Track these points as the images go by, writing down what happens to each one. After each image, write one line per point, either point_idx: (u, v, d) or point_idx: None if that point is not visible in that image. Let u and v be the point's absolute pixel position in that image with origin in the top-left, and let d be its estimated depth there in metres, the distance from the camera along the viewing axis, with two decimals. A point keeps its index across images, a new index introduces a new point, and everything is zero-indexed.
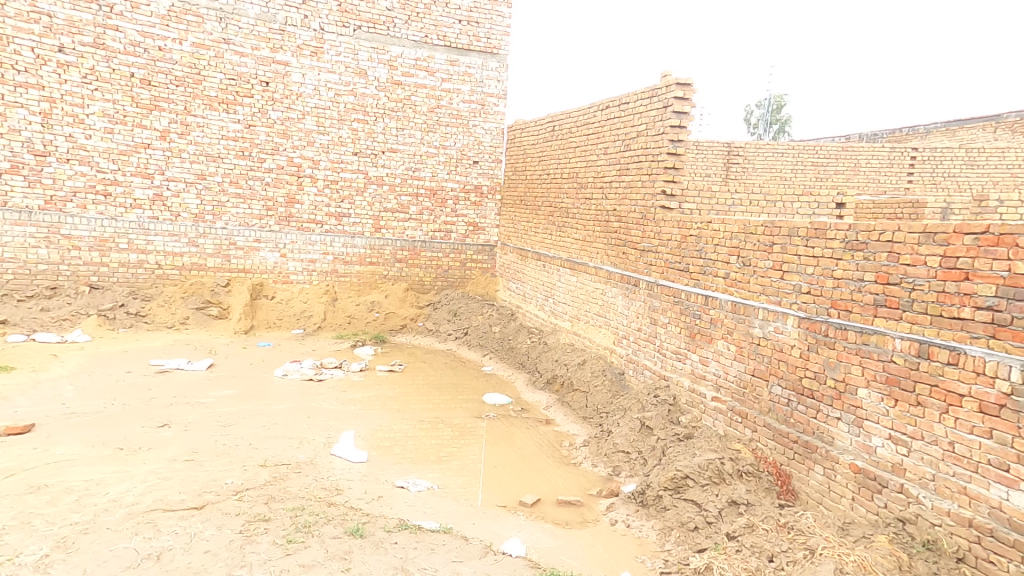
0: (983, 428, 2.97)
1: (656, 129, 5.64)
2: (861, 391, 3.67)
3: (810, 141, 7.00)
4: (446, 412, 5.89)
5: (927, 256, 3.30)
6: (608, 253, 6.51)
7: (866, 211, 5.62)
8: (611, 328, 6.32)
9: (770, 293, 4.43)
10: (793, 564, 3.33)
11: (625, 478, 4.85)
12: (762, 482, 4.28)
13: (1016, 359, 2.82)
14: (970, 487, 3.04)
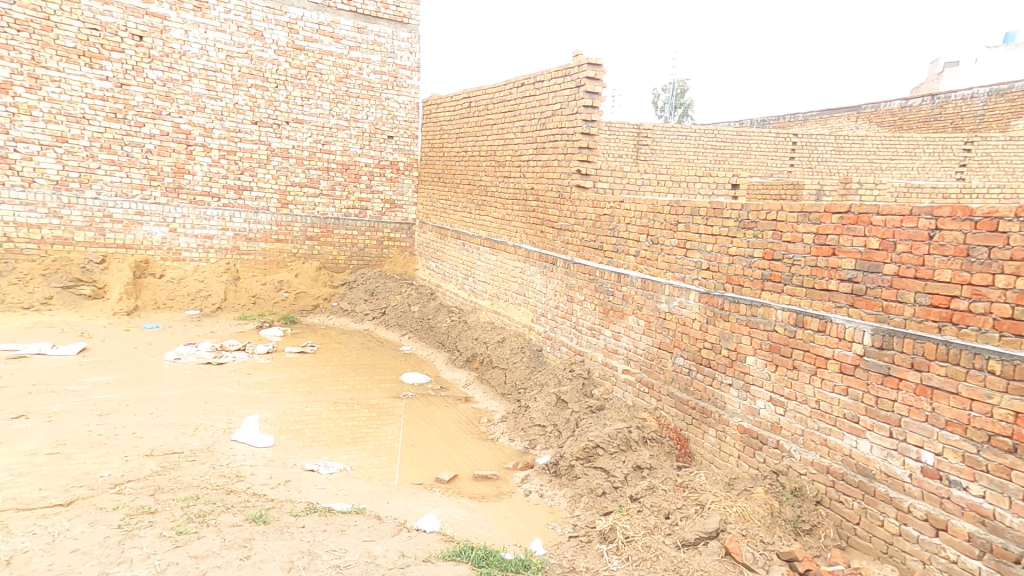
0: (841, 387, 3.40)
1: (571, 109, 5.70)
2: (749, 359, 4.01)
3: (711, 125, 7.39)
4: (361, 393, 5.76)
5: (804, 234, 3.63)
6: (526, 231, 6.54)
7: (758, 192, 6.07)
8: (530, 306, 6.45)
9: (675, 269, 4.69)
10: (686, 519, 3.61)
11: (540, 450, 5.01)
12: (663, 446, 4.59)
13: (868, 324, 3.24)
14: (830, 439, 3.49)
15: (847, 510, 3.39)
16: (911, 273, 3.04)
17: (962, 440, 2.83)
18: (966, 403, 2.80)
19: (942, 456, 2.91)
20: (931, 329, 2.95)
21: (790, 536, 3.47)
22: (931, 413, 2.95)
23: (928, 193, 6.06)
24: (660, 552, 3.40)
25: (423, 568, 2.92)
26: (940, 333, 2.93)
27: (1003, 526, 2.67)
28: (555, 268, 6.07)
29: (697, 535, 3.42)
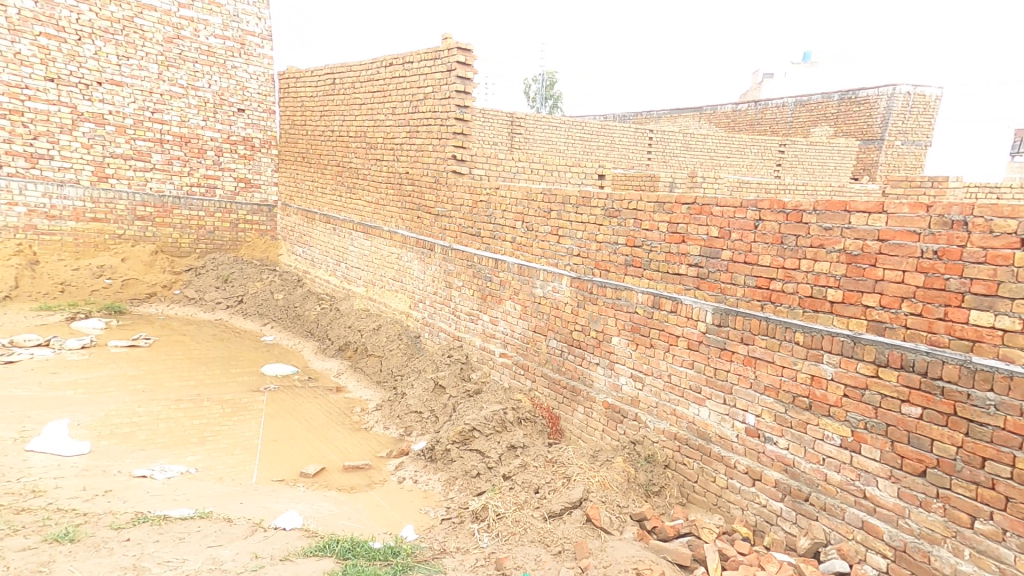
0: (688, 361, 3.79)
1: (443, 93, 5.62)
2: (614, 339, 4.31)
3: (579, 117, 7.64)
4: (211, 388, 5.29)
5: (659, 222, 3.94)
6: (402, 216, 6.37)
7: (622, 182, 6.44)
8: (407, 292, 6.33)
9: (549, 255, 4.86)
10: (554, 491, 3.80)
11: (416, 436, 4.97)
12: (536, 425, 4.79)
13: (709, 305, 3.63)
14: (677, 408, 3.89)
15: (687, 470, 3.83)
16: (742, 258, 3.44)
17: (774, 402, 3.33)
18: (779, 369, 3.28)
19: (760, 416, 3.40)
20: (755, 307, 3.39)
21: (642, 498, 3.82)
22: (753, 380, 3.42)
23: (755, 187, 6.92)
24: (528, 526, 3.54)
25: (280, 567, 2.78)
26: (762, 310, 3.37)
27: (800, 470, 3.22)
28: (433, 254, 6.00)
29: (563, 506, 3.61)
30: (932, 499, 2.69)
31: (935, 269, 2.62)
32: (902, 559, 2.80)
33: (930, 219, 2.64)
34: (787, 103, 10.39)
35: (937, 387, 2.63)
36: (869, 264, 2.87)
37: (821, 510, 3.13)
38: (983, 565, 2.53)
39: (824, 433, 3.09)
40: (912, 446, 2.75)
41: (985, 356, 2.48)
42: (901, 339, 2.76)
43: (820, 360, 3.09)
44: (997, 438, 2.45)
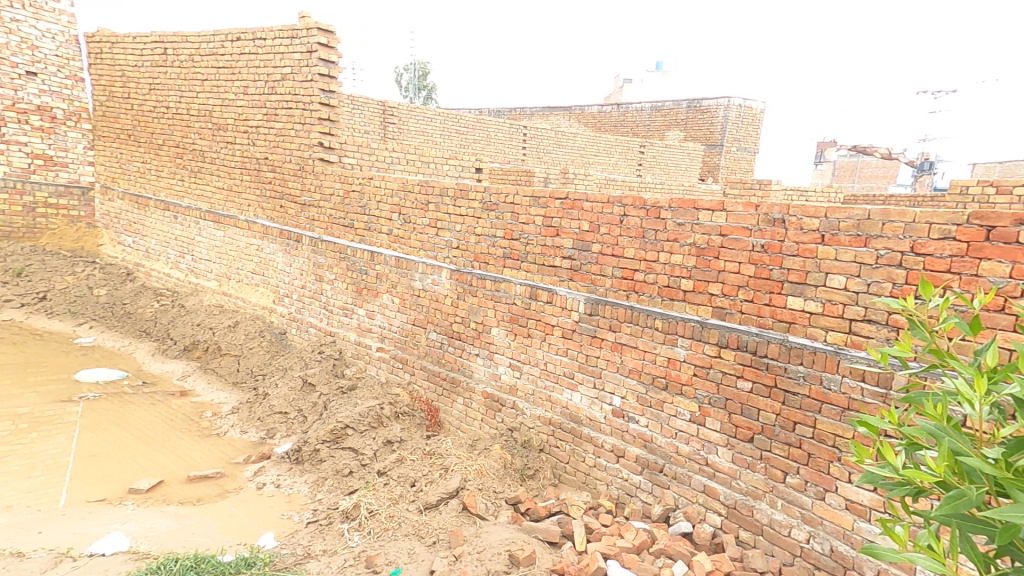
0: (562, 348, 3.99)
1: (303, 75, 5.32)
2: (493, 329, 4.40)
3: (454, 110, 7.58)
4: (5, 401, 4.56)
5: (534, 217, 4.06)
6: (263, 205, 5.91)
7: (498, 176, 6.58)
8: (270, 287, 5.94)
9: (427, 248, 4.82)
10: (430, 483, 3.79)
11: (280, 438, 4.68)
12: (415, 419, 4.76)
13: (582, 295, 3.83)
14: (552, 394, 4.10)
15: (560, 453, 4.07)
16: (609, 252, 3.68)
17: (637, 383, 3.62)
18: (641, 353, 3.57)
19: (625, 398, 3.69)
20: (621, 296, 3.64)
21: (517, 482, 3.97)
22: (620, 364, 3.69)
23: (620, 185, 7.42)
24: (402, 520, 3.49)
25: None
26: (628, 299, 3.63)
27: (656, 445, 3.55)
28: (300, 246, 5.65)
29: (438, 497, 3.61)
30: (757, 461, 3.12)
31: (762, 261, 3.00)
32: (733, 515, 3.23)
33: (758, 217, 3.00)
34: (645, 108, 11.25)
35: (763, 363, 3.04)
36: (714, 256, 3.19)
37: (672, 479, 3.49)
38: (792, 513, 3.00)
39: (676, 409, 3.43)
40: (744, 416, 3.15)
41: (798, 335, 2.91)
42: (738, 323, 3.13)
43: (674, 344, 3.41)
44: (804, 405, 2.90)
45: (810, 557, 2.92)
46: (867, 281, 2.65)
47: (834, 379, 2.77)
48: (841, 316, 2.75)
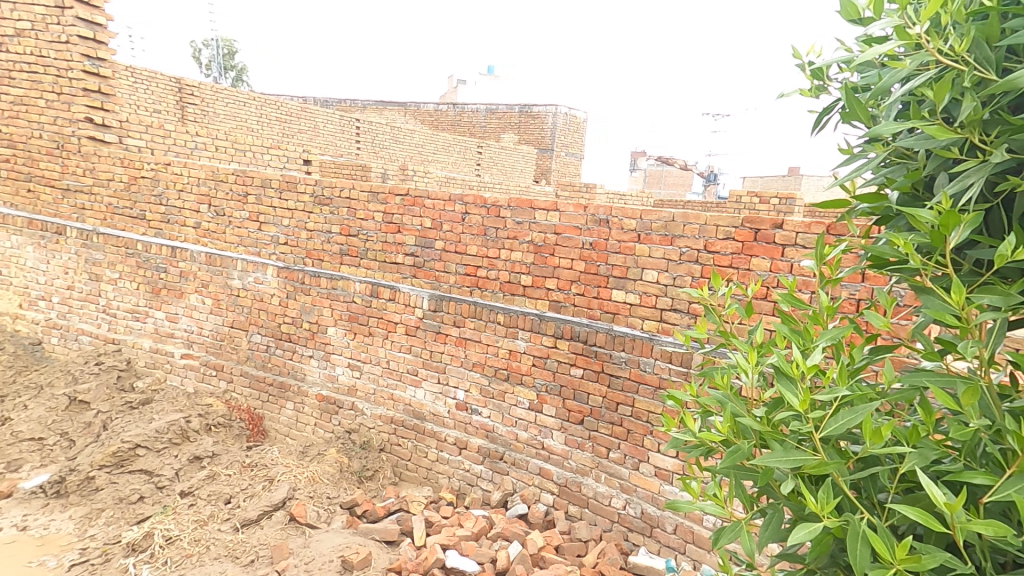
0: (405, 345, 4.07)
1: (57, 36, 4.62)
2: (330, 329, 4.32)
3: (273, 96, 7.00)
4: None
5: (372, 213, 4.07)
6: (2, 190, 5.13)
7: (330, 169, 6.31)
8: (17, 290, 5.14)
9: (248, 244, 4.52)
10: (250, 497, 3.66)
11: (27, 471, 3.95)
12: (233, 429, 4.45)
13: (426, 291, 3.94)
14: (395, 392, 4.13)
15: (401, 451, 4.13)
16: (452, 249, 3.82)
17: (480, 376, 3.82)
18: (485, 347, 3.77)
19: (468, 390, 3.88)
20: (465, 292, 3.81)
21: (354, 484, 3.94)
22: (464, 358, 3.86)
23: (459, 183, 7.62)
24: (211, 542, 3.31)
25: None
26: (472, 295, 3.81)
27: (498, 433, 3.79)
28: (63, 240, 4.91)
29: (263, 510, 3.49)
30: (585, 441, 3.50)
31: (591, 258, 3.36)
32: (565, 493, 3.57)
33: (587, 217, 3.36)
34: (480, 109, 11.59)
35: (592, 351, 3.40)
36: (549, 253, 3.50)
37: (511, 465, 3.76)
38: (613, 485, 3.41)
39: (516, 399, 3.70)
40: (576, 401, 3.49)
41: (621, 325, 3.31)
42: (571, 315, 3.47)
43: (515, 337, 3.67)
44: (625, 386, 3.31)
45: (626, 521, 3.35)
46: (672, 275, 3.11)
47: (649, 362, 3.22)
48: (654, 306, 3.19)
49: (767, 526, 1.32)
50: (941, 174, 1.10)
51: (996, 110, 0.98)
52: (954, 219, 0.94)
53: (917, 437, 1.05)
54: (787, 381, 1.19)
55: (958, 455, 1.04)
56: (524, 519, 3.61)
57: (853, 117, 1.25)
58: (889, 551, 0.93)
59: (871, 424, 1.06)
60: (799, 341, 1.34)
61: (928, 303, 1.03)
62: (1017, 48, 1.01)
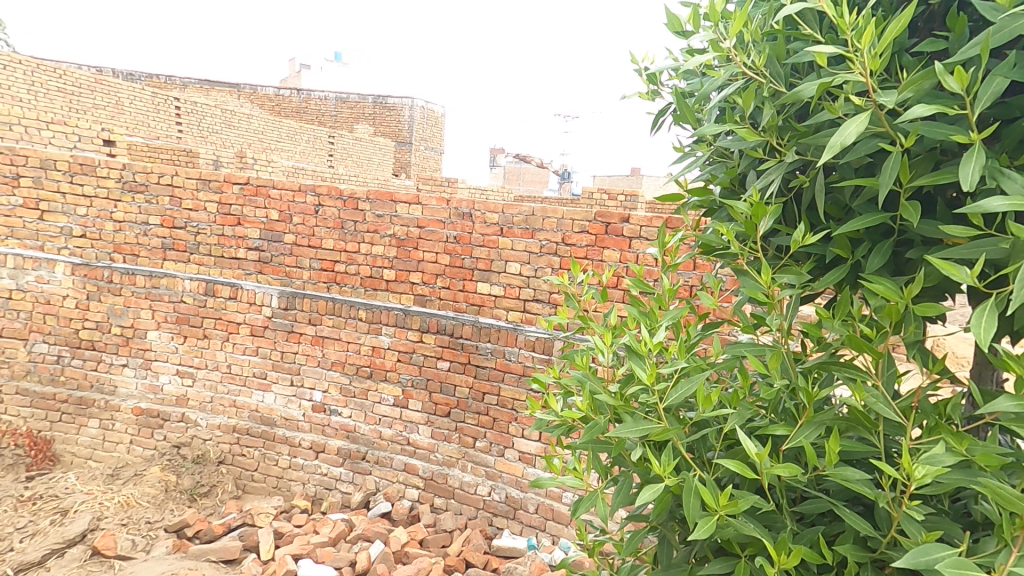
0: (251, 348, 4.08)
1: None
2: (151, 334, 4.23)
3: (49, 60, 5.38)
4: None
5: (206, 202, 4.02)
6: None
7: (140, 153, 5.30)
8: None
9: (24, 234, 4.26)
10: (33, 536, 3.53)
11: None
12: (6, 458, 4.23)
13: (274, 290, 4.01)
14: (238, 399, 4.17)
15: (247, 461, 4.19)
16: (305, 242, 3.90)
17: (341, 375, 3.96)
18: (346, 345, 3.91)
19: (327, 392, 3.99)
20: (323, 288, 3.89)
21: (185, 504, 3.94)
22: (323, 357, 3.99)
23: (310, 173, 7.28)
24: None
25: None
26: (329, 291, 3.90)
27: (360, 433, 3.98)
28: None
29: (56, 545, 3.41)
30: (452, 432, 3.79)
31: (456, 251, 3.62)
32: (431, 486, 3.85)
33: (450, 211, 3.62)
34: (329, 97, 11.06)
35: (458, 343, 3.70)
36: (413, 247, 3.69)
37: (375, 464, 3.95)
38: (478, 473, 3.73)
39: (381, 396, 3.89)
40: (443, 393, 3.79)
41: (488, 316, 3.60)
42: (437, 309, 3.70)
43: (379, 333, 3.86)
44: (490, 376, 3.63)
45: (491, 507, 3.69)
46: (533, 266, 3.43)
47: (514, 351, 3.54)
48: (518, 297, 3.49)
49: (618, 492, 1.49)
50: (751, 170, 1.34)
51: (787, 116, 1.23)
52: (764, 209, 1.15)
53: (737, 399, 1.26)
54: (637, 357, 1.37)
55: (765, 411, 1.27)
56: (388, 517, 3.86)
57: (683, 119, 1.46)
58: (715, 500, 1.12)
59: (703, 391, 1.24)
60: (646, 321, 1.52)
61: (745, 283, 1.23)
62: (798, 66, 1.27)
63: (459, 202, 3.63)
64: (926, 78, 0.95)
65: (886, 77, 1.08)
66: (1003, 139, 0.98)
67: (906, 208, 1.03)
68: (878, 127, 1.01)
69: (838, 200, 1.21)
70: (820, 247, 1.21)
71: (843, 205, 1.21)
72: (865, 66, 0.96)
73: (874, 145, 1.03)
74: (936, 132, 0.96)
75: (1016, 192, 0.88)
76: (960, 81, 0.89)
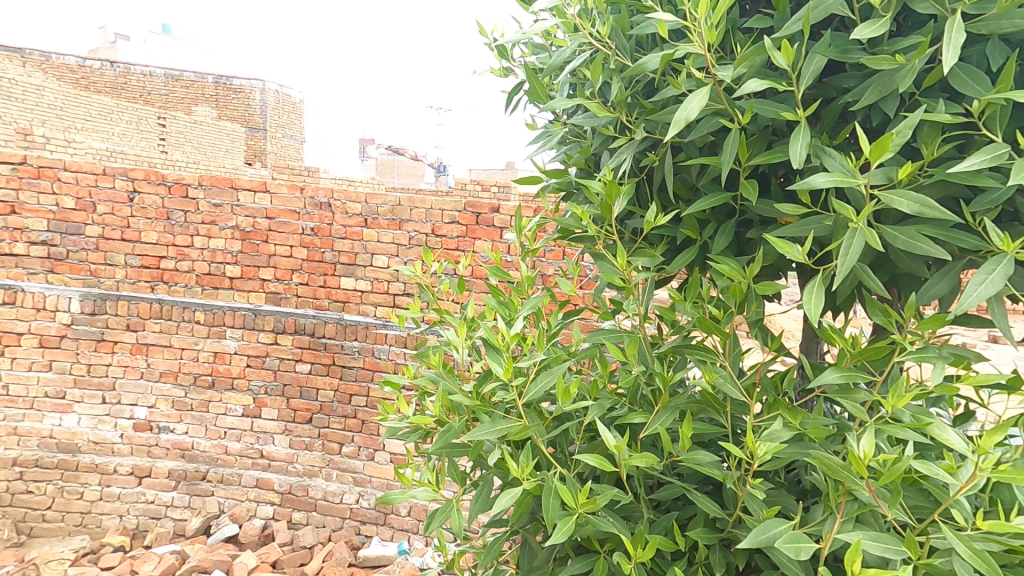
0: (43, 362, 3.41)
1: None
2: None
3: None
4: None
5: None
6: None
7: None
8: None
9: None
10: None
11: None
12: None
13: (74, 291, 3.35)
14: (22, 424, 3.48)
15: (39, 498, 3.50)
16: (117, 235, 3.32)
17: (173, 387, 3.47)
18: (179, 352, 3.42)
19: (154, 407, 3.48)
20: (145, 289, 3.36)
21: None
22: (147, 368, 3.44)
23: (129, 158, 6.17)
24: None
25: None
26: (153, 292, 3.39)
27: (199, 451, 3.51)
28: None
29: None
30: (314, 440, 3.45)
31: (313, 244, 3.30)
32: (288, 500, 3.48)
33: (305, 200, 3.27)
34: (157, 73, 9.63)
35: (321, 344, 3.35)
36: (262, 240, 3.32)
37: (218, 483, 3.51)
38: (345, 480, 3.43)
39: (227, 406, 3.47)
40: (303, 398, 3.42)
41: (353, 313, 3.33)
42: (294, 307, 3.37)
43: (222, 337, 3.41)
44: (359, 376, 3.35)
45: (359, 515, 3.41)
46: (403, 259, 3.28)
47: (384, 349, 3.29)
48: (387, 291, 3.28)
49: (477, 497, 1.24)
50: (604, 150, 1.20)
51: (635, 92, 1.08)
52: (617, 189, 1.00)
53: (597, 389, 1.12)
54: (494, 353, 1.13)
55: (624, 400, 1.15)
56: (234, 541, 3.39)
57: (536, 97, 1.24)
58: (573, 497, 0.94)
59: (563, 383, 1.06)
60: (504, 311, 1.32)
61: (602, 268, 1.09)
62: (641, 40, 1.12)
63: (315, 191, 3.28)
64: (759, 53, 0.83)
65: (722, 54, 0.97)
66: (822, 119, 0.87)
67: (745, 186, 0.94)
68: (719, 105, 0.90)
69: (686, 180, 1.10)
70: (671, 227, 1.11)
71: (691, 185, 1.11)
72: (703, 39, 0.83)
73: (715, 124, 0.92)
74: (768, 111, 0.85)
75: (836, 169, 0.77)
76: (787, 55, 0.77)
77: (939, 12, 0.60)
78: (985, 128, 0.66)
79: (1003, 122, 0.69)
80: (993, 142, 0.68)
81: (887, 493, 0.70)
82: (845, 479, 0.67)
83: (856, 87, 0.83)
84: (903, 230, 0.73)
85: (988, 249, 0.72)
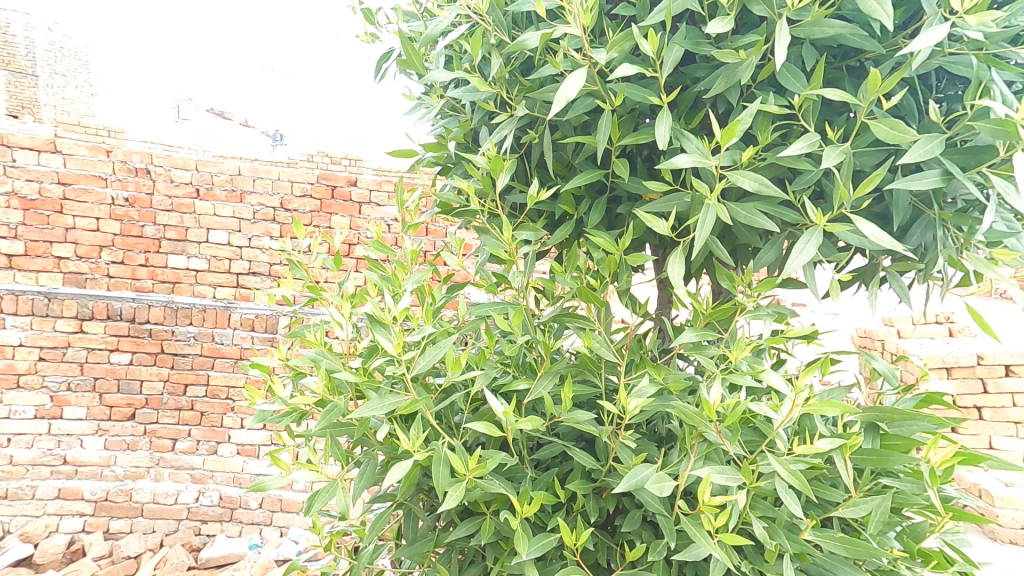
0: None
1: None
2: None
3: None
4: None
5: None
6: None
7: None
8: None
9: None
10: None
11: None
12: None
13: None
14: None
15: None
16: None
17: None
18: None
19: None
20: None
21: None
22: None
23: None
24: None
25: None
26: None
27: None
28: None
29: None
30: (139, 438, 3.15)
31: (128, 216, 3.04)
32: (103, 508, 3.13)
33: (113, 164, 3.05)
34: None
35: (144, 330, 3.07)
36: (54, 211, 2.99)
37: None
38: (179, 479, 3.18)
39: (11, 408, 3.05)
40: (121, 393, 3.11)
41: (184, 295, 3.11)
42: (105, 290, 3.04)
43: None
44: (194, 364, 3.12)
45: (198, 514, 3.15)
46: (244, 233, 3.14)
47: (226, 333, 3.11)
48: (227, 270, 3.13)
49: (360, 476, 1.01)
50: (483, 126, 1.15)
51: (512, 69, 1.03)
52: (501, 163, 0.95)
53: (484, 359, 1.04)
54: (379, 328, 0.94)
55: (509, 367, 1.11)
56: (26, 563, 2.92)
57: (410, 67, 1.13)
58: (463, 463, 0.82)
59: (454, 354, 0.92)
60: (388, 286, 1.16)
61: (487, 241, 1.06)
62: (517, 16, 1.07)
63: (127, 155, 3.08)
64: (628, 39, 0.85)
65: (596, 39, 0.98)
66: (678, 105, 0.94)
67: (616, 164, 0.97)
68: (593, 87, 0.90)
69: (562, 157, 1.12)
70: (550, 204, 1.13)
71: (566, 162, 1.12)
72: (578, 19, 0.82)
73: (591, 104, 0.93)
74: (638, 94, 0.88)
75: (694, 151, 0.84)
76: (653, 43, 0.79)
77: (769, 15, 0.68)
78: (804, 119, 0.76)
79: (815, 113, 0.80)
80: (809, 131, 0.78)
81: (729, 432, 0.79)
82: (698, 423, 0.74)
83: (708, 77, 0.89)
84: (744, 206, 0.83)
85: (805, 222, 0.84)
